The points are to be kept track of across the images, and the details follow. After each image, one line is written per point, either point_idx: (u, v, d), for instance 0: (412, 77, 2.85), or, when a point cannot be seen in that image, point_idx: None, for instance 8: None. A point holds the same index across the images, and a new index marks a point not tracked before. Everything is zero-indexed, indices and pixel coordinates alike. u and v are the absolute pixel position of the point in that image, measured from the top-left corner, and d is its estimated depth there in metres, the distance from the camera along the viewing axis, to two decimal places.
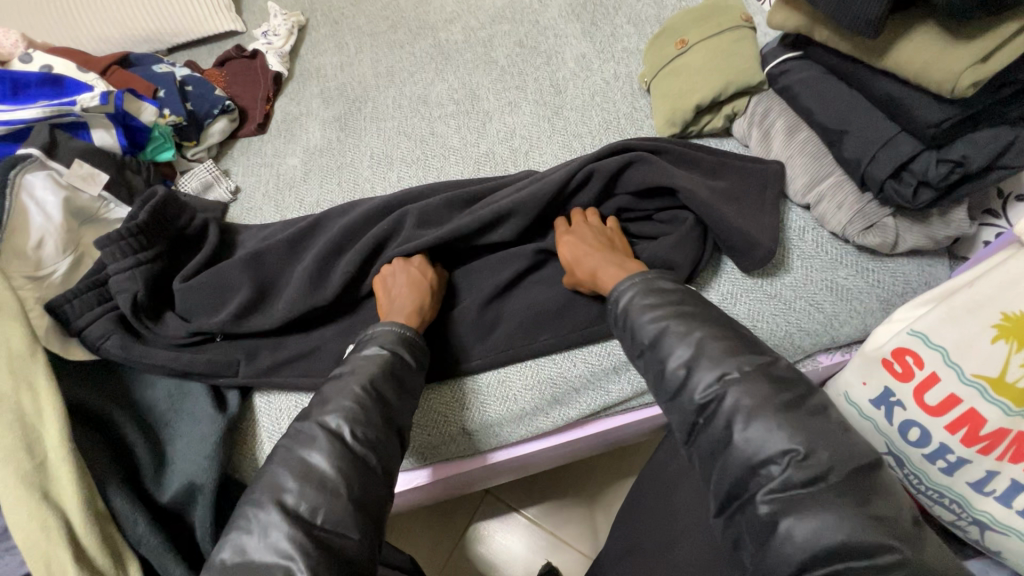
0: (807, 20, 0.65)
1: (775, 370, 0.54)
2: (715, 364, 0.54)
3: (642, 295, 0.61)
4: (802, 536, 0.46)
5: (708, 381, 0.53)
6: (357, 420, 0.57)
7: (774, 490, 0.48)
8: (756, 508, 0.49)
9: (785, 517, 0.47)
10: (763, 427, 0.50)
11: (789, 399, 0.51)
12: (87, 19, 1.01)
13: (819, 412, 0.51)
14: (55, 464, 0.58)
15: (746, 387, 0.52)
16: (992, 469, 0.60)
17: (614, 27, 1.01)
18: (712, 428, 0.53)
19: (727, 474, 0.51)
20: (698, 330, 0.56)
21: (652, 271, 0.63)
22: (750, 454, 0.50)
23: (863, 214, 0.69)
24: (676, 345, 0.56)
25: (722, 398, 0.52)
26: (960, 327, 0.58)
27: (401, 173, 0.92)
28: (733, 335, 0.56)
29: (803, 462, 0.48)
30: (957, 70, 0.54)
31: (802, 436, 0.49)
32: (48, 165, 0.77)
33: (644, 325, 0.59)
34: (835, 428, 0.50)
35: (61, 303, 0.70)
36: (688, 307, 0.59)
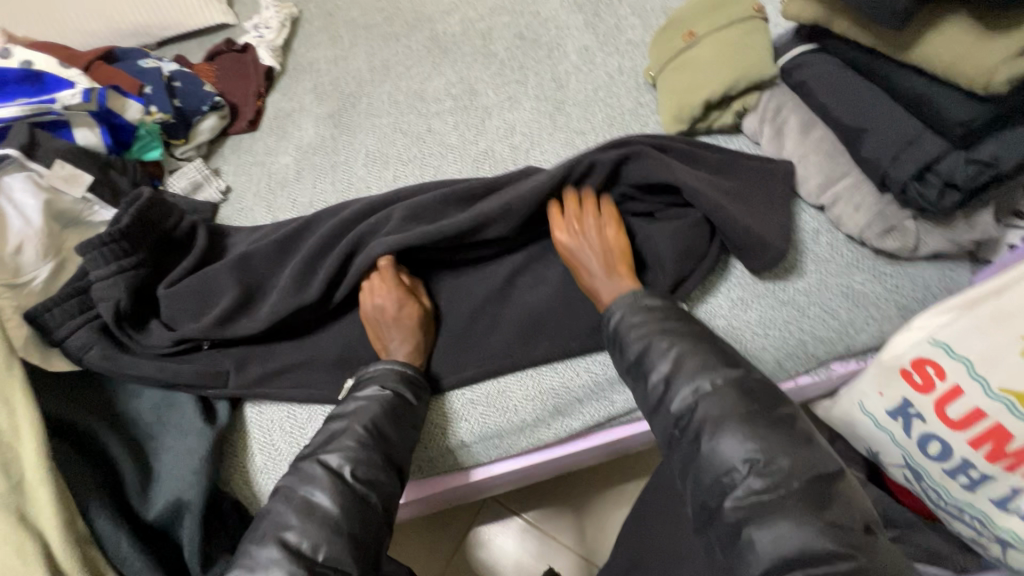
0: (825, 12, 0.61)
1: (746, 383, 0.55)
2: (691, 378, 0.55)
3: (630, 313, 0.62)
4: (764, 544, 0.47)
5: (684, 395, 0.55)
6: (357, 459, 0.57)
7: (739, 498, 0.49)
8: (722, 517, 0.49)
9: (749, 525, 0.48)
10: (730, 438, 0.51)
11: (755, 409, 0.52)
12: (72, 13, 0.97)
13: (784, 421, 0.52)
14: (33, 485, 0.56)
15: (716, 400, 0.53)
16: (1018, 486, 0.56)
17: (618, 18, 0.97)
18: (685, 440, 0.54)
19: (698, 484, 0.51)
20: (679, 346, 0.58)
21: (640, 288, 0.64)
22: (716, 464, 0.51)
23: (882, 217, 0.66)
24: (659, 362, 0.58)
25: (693, 411, 0.54)
26: (988, 338, 0.55)
27: (396, 173, 0.89)
28: (712, 349, 0.57)
29: (764, 470, 0.49)
30: (992, 64, 0.50)
31: (763, 445, 0.50)
32: (28, 165, 0.74)
33: (630, 342, 0.60)
34: (799, 437, 0.51)
35: (40, 312, 0.66)
36: (672, 322, 0.60)
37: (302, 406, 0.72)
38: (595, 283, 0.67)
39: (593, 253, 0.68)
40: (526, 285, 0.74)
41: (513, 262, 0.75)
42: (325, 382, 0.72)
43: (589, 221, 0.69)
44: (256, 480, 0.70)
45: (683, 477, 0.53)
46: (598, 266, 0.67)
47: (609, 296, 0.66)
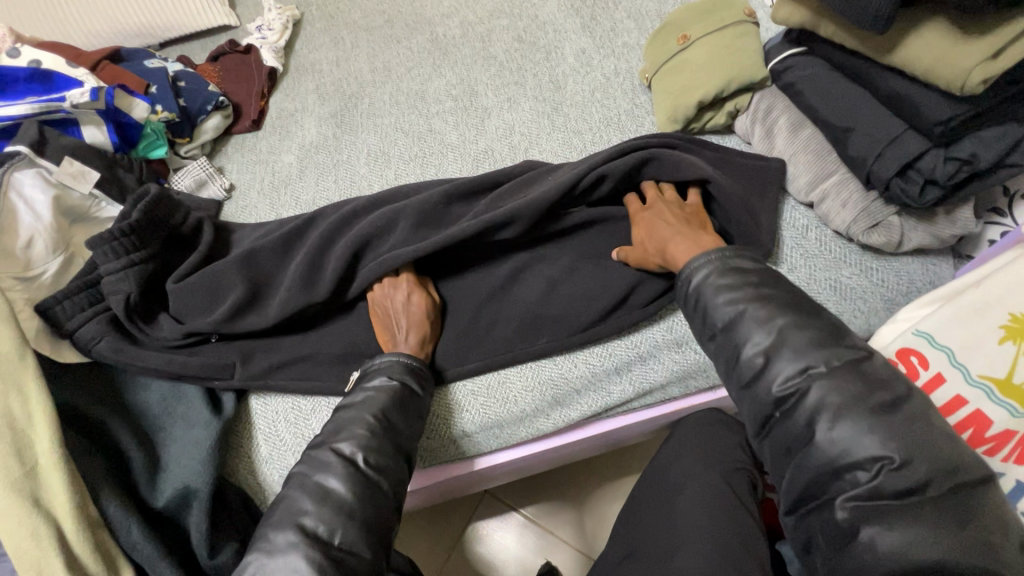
0: (811, 15, 0.64)
1: (867, 367, 0.52)
2: (798, 356, 0.53)
3: (719, 274, 0.60)
4: (887, 546, 0.47)
5: (789, 374, 0.53)
6: (369, 447, 0.59)
7: (857, 496, 0.49)
8: (834, 513, 0.50)
9: (869, 525, 0.48)
10: (852, 428, 0.49)
11: (885, 402, 0.50)
12: (77, 13, 0.99)
13: (926, 418, 0.49)
14: (47, 471, 0.57)
15: (834, 385, 0.51)
16: (998, 471, 0.57)
17: (614, 21, 0.99)
18: (792, 424, 0.52)
19: (805, 474, 0.51)
20: (780, 318, 0.55)
21: (729, 249, 0.62)
22: (836, 457, 0.50)
23: (867, 213, 0.68)
24: (755, 331, 0.56)
25: (804, 394, 0.52)
26: (967, 327, 0.58)
27: (398, 171, 0.91)
28: (819, 325, 0.55)
29: (896, 472, 0.48)
30: (967, 65, 0.53)
31: (901, 447, 0.48)
32: (37, 162, 0.75)
33: (719, 306, 0.59)
34: (937, 433, 0.49)
35: (52, 304, 0.68)
36: (768, 291, 0.58)
37: (307, 398, 0.74)
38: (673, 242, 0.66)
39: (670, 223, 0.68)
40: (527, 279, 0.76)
41: (513, 258, 0.77)
42: (329, 374, 0.74)
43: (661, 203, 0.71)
44: (262, 470, 0.71)
45: (781, 464, 0.54)
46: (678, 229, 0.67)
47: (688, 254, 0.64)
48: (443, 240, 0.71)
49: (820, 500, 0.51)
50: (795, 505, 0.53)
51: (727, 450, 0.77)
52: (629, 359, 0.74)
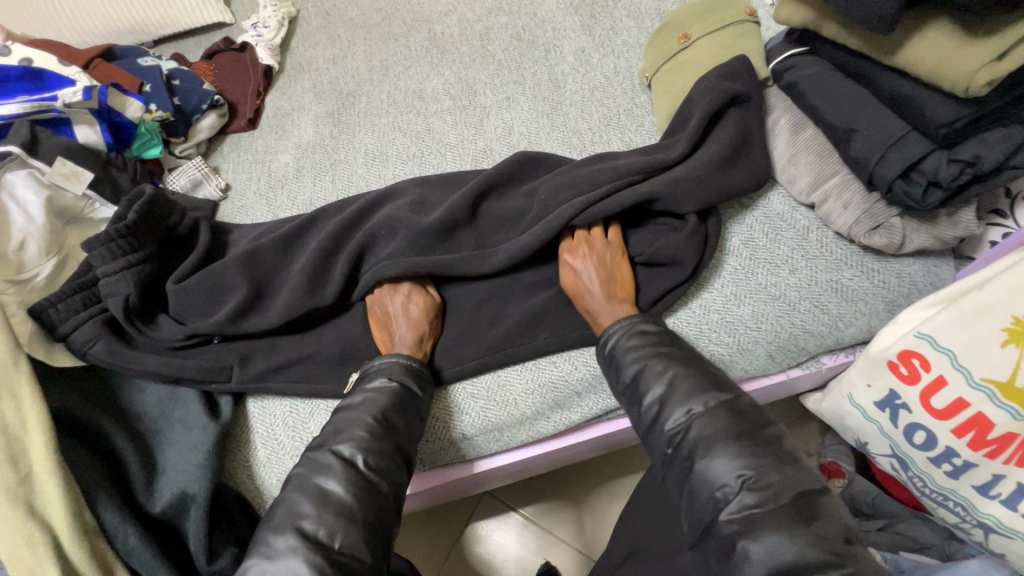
0: (814, 15, 0.63)
1: (738, 406, 0.55)
2: (686, 400, 0.56)
3: (626, 337, 0.63)
4: (760, 557, 0.46)
5: (677, 416, 0.55)
6: (370, 449, 0.58)
7: (732, 511, 0.49)
8: (720, 530, 0.49)
9: (744, 538, 0.47)
10: (723, 453, 0.51)
11: (747, 429, 0.53)
12: (69, 10, 0.97)
13: (777, 444, 0.52)
14: (41, 475, 0.57)
15: (710, 419, 0.54)
16: (998, 473, 0.59)
17: (614, 20, 0.98)
18: (679, 460, 0.54)
19: (695, 499, 0.51)
20: (673, 370, 0.58)
21: (637, 316, 0.65)
22: (709, 479, 0.51)
23: (869, 213, 0.68)
24: (653, 384, 0.58)
25: (688, 429, 0.54)
26: (968, 330, 0.57)
27: (396, 171, 0.90)
28: (707, 375, 0.58)
29: (756, 484, 0.49)
30: (973, 68, 0.52)
31: (755, 461, 0.50)
32: (30, 163, 0.74)
33: (627, 363, 0.62)
34: (788, 458, 0.51)
35: (45, 308, 0.67)
36: (668, 348, 0.61)
37: (305, 400, 0.73)
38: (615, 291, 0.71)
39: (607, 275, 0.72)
40: (527, 281, 0.75)
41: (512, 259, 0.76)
42: (328, 377, 0.73)
43: (597, 246, 0.71)
44: (259, 473, 0.71)
45: (679, 492, 0.53)
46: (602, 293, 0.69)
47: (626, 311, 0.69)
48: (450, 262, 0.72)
49: (707, 524, 0.51)
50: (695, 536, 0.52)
51: None
52: None
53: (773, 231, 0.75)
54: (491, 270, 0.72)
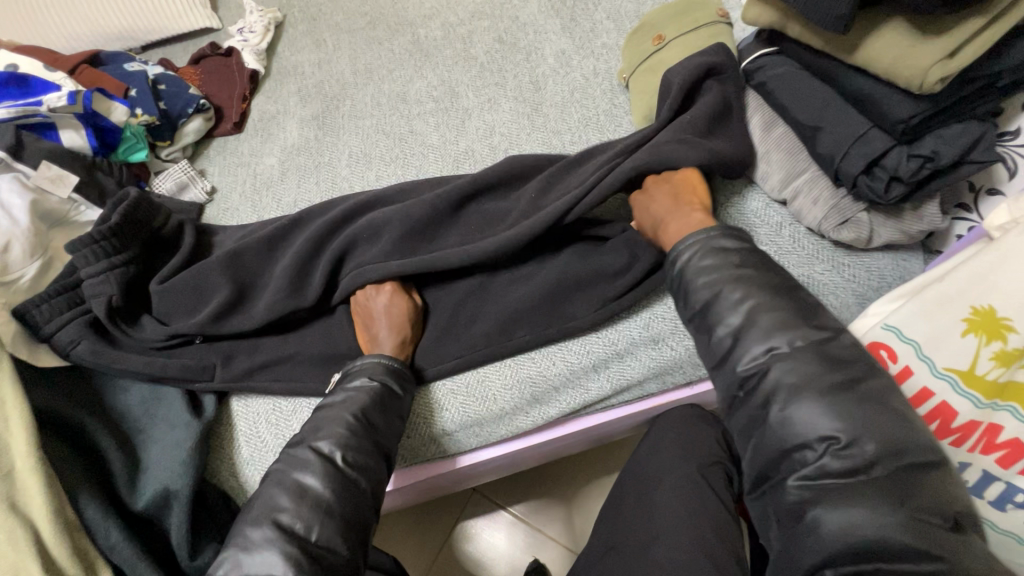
0: (779, 16, 0.65)
1: (831, 348, 0.53)
2: (764, 337, 0.54)
3: (700, 256, 0.62)
4: (831, 527, 0.46)
5: (755, 353, 0.54)
6: (348, 445, 0.59)
7: (806, 475, 0.49)
8: (785, 492, 0.50)
9: (815, 505, 0.48)
10: (807, 410, 0.50)
11: (840, 381, 0.50)
12: (57, 16, 0.99)
13: (880, 400, 0.49)
14: (23, 473, 0.58)
15: (793, 364, 0.52)
16: (962, 460, 0.59)
17: (593, 22, 1.00)
18: (753, 403, 0.54)
19: (761, 453, 0.52)
20: (752, 298, 0.57)
21: (715, 230, 0.63)
22: (785, 436, 0.51)
23: (838, 209, 0.69)
24: (727, 314, 0.57)
25: (765, 372, 0.53)
26: (932, 321, 0.59)
27: (378, 173, 0.91)
28: (790, 307, 0.56)
29: (842, 451, 0.48)
30: (925, 66, 0.54)
31: (848, 426, 0.48)
32: (15, 167, 0.76)
33: (698, 288, 0.60)
34: (891, 414, 0.49)
35: (28, 308, 0.68)
36: (749, 270, 0.59)
37: (288, 399, 0.74)
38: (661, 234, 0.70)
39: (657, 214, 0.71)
40: (505, 279, 0.76)
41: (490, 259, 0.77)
42: (310, 375, 0.74)
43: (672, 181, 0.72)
44: (243, 471, 0.72)
45: (745, 439, 0.54)
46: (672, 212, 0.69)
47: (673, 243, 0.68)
48: (429, 262, 0.72)
49: (773, 480, 0.52)
50: (754, 485, 0.54)
51: (704, 443, 0.80)
52: (607, 356, 0.74)
53: (747, 228, 0.76)
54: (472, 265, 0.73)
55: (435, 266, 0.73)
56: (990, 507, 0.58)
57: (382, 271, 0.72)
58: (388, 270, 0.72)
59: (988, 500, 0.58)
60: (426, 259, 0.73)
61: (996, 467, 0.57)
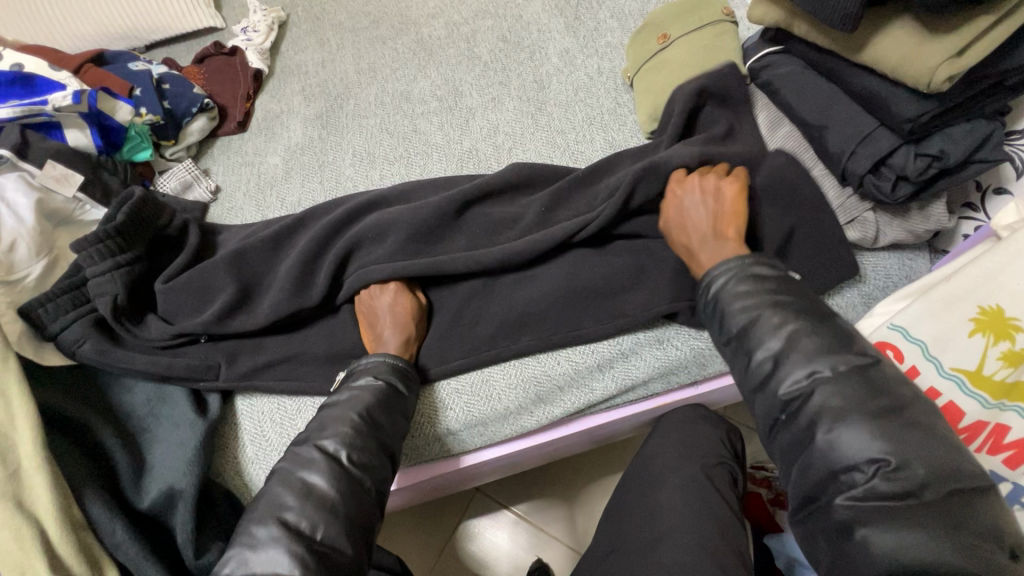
0: (785, 15, 0.65)
1: (873, 372, 0.52)
2: (805, 360, 0.54)
3: (736, 282, 0.60)
4: (880, 547, 0.47)
5: (797, 377, 0.53)
6: (353, 444, 0.59)
7: (854, 497, 0.49)
8: (832, 511, 0.50)
9: (864, 526, 0.48)
10: (854, 434, 0.49)
11: (885, 406, 0.50)
12: (61, 15, 0.99)
13: (928, 426, 0.49)
14: (29, 472, 0.58)
15: (837, 388, 0.52)
16: None
17: (597, 21, 1.00)
18: (796, 425, 0.53)
19: (807, 476, 0.52)
20: (791, 324, 0.56)
21: (751, 257, 0.62)
22: (833, 459, 0.50)
23: (845, 208, 0.70)
24: (767, 338, 0.56)
25: (808, 397, 0.53)
26: (939, 321, 0.59)
27: (383, 172, 0.91)
28: (827, 331, 0.55)
29: (893, 474, 0.48)
30: (932, 65, 0.54)
31: (895, 449, 0.48)
32: (20, 165, 0.75)
33: (734, 313, 0.59)
34: (934, 437, 0.49)
35: (34, 307, 0.68)
36: (785, 296, 0.58)
37: (293, 398, 0.74)
38: (695, 242, 0.67)
39: (701, 216, 0.67)
40: (509, 280, 0.76)
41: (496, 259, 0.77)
42: (315, 374, 0.74)
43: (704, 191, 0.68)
44: (248, 470, 0.72)
45: (789, 461, 0.54)
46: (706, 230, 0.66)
47: (708, 260, 0.65)
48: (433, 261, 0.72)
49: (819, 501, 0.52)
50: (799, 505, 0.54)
51: (708, 443, 0.80)
52: (611, 355, 0.74)
53: None
54: (475, 263, 0.73)
55: (439, 266, 0.73)
56: None
57: (387, 271, 0.72)
58: (392, 270, 0.72)
59: None
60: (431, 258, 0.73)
61: (1003, 468, 0.56)
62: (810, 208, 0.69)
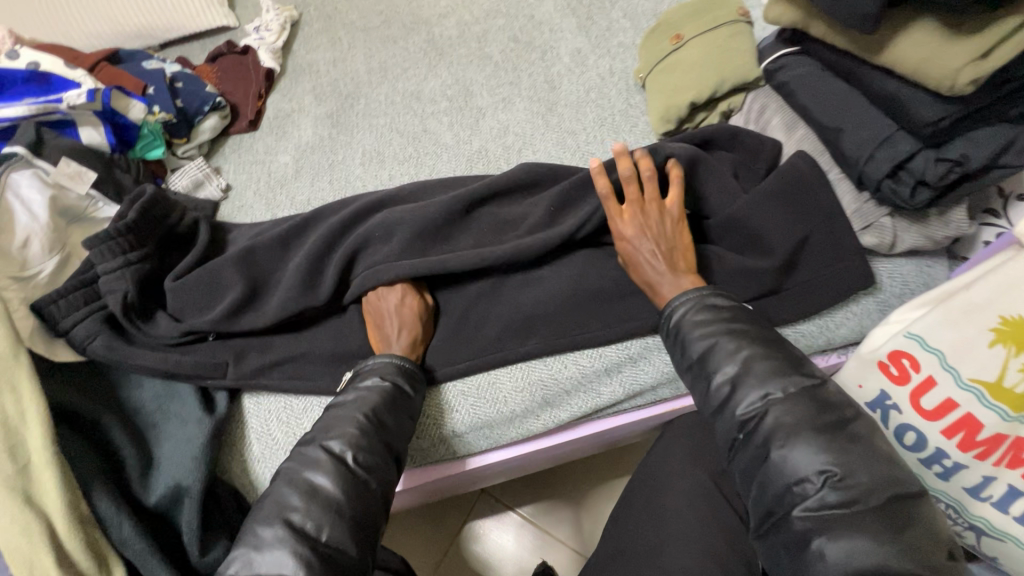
0: (803, 15, 0.64)
1: (821, 394, 0.55)
2: (759, 383, 0.56)
3: (695, 311, 0.63)
4: (834, 557, 0.48)
5: (751, 399, 0.56)
6: (359, 445, 0.59)
7: (810, 508, 0.50)
8: (791, 524, 0.51)
9: (819, 535, 0.49)
10: (802, 446, 0.52)
11: (831, 422, 0.53)
12: (77, 14, 1.00)
13: (867, 440, 0.52)
14: (39, 467, 0.59)
15: (787, 407, 0.54)
16: (989, 474, 0.59)
17: (610, 21, 0.99)
18: (752, 445, 0.55)
19: (766, 490, 0.53)
20: (747, 349, 0.58)
21: (707, 287, 0.64)
22: (786, 472, 0.52)
23: (861, 213, 0.68)
24: (724, 363, 0.58)
25: (763, 416, 0.55)
26: (959, 330, 0.57)
27: (392, 171, 0.91)
28: (783, 355, 0.58)
29: (840, 483, 0.50)
30: (957, 66, 0.52)
31: (841, 460, 0.50)
32: (34, 163, 0.76)
33: (694, 340, 0.61)
34: (877, 453, 0.51)
35: (47, 303, 0.68)
36: (741, 325, 0.61)
37: (299, 397, 0.75)
38: (655, 276, 0.67)
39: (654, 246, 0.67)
40: (517, 282, 0.76)
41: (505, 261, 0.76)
42: (322, 374, 0.74)
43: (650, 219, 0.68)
44: (254, 469, 0.72)
45: (748, 480, 0.55)
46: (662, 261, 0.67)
47: (670, 293, 0.67)
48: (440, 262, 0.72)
49: (779, 512, 0.52)
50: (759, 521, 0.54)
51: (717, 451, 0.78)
52: (619, 359, 0.73)
53: None
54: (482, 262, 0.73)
55: (447, 267, 0.72)
56: (1015, 522, 0.59)
57: (394, 271, 0.72)
58: (399, 271, 0.72)
59: (1014, 515, 0.59)
60: (438, 259, 0.72)
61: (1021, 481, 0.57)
62: (822, 214, 0.69)
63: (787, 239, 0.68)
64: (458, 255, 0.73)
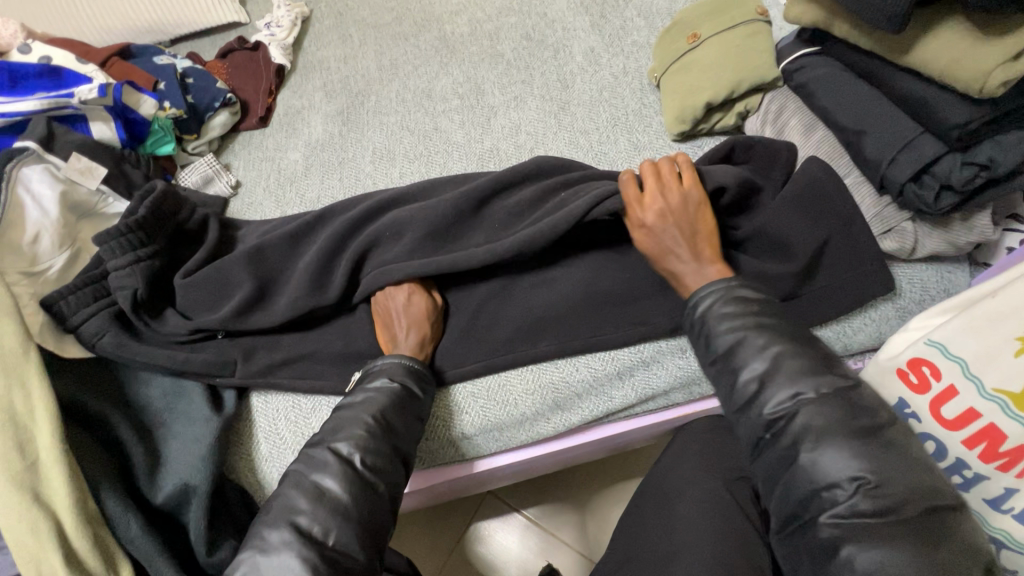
0: (825, 15, 0.62)
1: (853, 395, 0.54)
2: (792, 381, 0.54)
3: (722, 303, 0.61)
4: (865, 565, 0.48)
5: (781, 399, 0.54)
6: (367, 447, 0.58)
7: (838, 514, 0.50)
8: (817, 530, 0.51)
9: (847, 543, 0.49)
10: (834, 451, 0.51)
11: (865, 427, 0.52)
12: (89, 9, 1.00)
13: (902, 447, 0.51)
14: (46, 465, 0.58)
15: (819, 408, 0.53)
16: (1012, 487, 0.57)
17: (624, 19, 0.98)
18: (780, 444, 0.54)
19: (792, 492, 0.52)
20: (776, 345, 0.57)
21: (735, 279, 0.62)
22: (816, 476, 0.51)
23: (880, 218, 0.67)
24: (751, 358, 0.57)
25: (793, 416, 0.53)
26: (982, 337, 0.55)
27: (403, 170, 0.90)
28: (813, 355, 0.56)
29: (874, 491, 0.49)
30: (988, 66, 0.51)
31: (876, 467, 0.50)
32: (46, 158, 0.74)
33: (720, 333, 0.60)
34: (913, 461, 0.51)
35: (56, 299, 0.68)
36: (768, 318, 0.59)
37: (308, 397, 0.74)
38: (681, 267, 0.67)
39: (678, 238, 0.66)
40: (529, 282, 0.75)
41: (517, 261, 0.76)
42: (330, 373, 0.74)
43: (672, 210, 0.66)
44: (261, 468, 0.72)
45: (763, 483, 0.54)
46: (686, 252, 0.66)
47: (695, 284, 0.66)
48: (451, 262, 0.71)
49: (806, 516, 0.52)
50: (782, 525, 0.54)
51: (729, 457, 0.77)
52: (632, 363, 0.72)
53: None
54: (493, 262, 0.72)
55: (458, 267, 0.71)
56: None
57: (404, 271, 0.71)
58: (409, 270, 0.71)
59: None
60: (449, 259, 0.71)
61: None
62: (840, 219, 0.67)
63: (805, 243, 0.67)
64: (468, 254, 0.72)
